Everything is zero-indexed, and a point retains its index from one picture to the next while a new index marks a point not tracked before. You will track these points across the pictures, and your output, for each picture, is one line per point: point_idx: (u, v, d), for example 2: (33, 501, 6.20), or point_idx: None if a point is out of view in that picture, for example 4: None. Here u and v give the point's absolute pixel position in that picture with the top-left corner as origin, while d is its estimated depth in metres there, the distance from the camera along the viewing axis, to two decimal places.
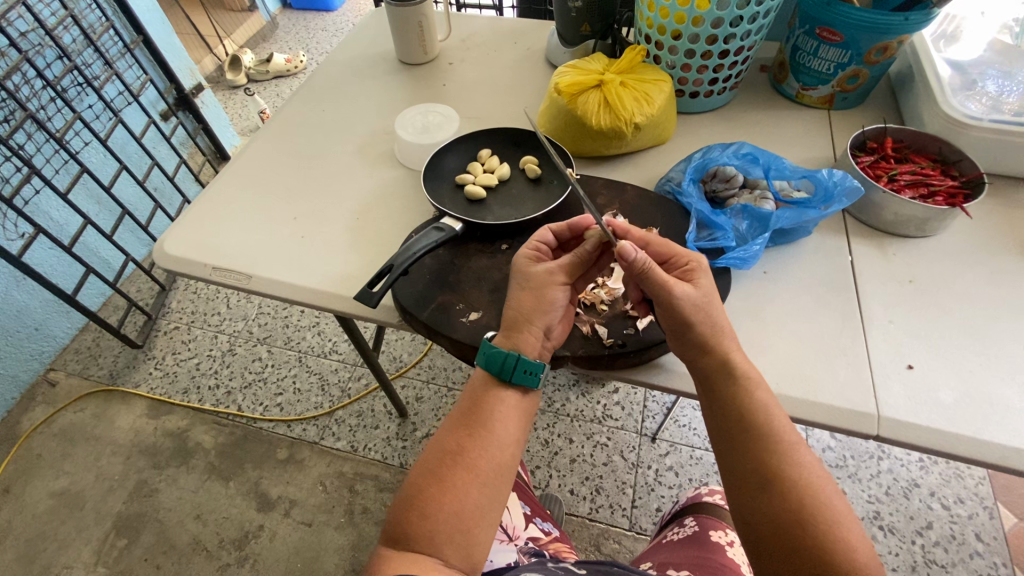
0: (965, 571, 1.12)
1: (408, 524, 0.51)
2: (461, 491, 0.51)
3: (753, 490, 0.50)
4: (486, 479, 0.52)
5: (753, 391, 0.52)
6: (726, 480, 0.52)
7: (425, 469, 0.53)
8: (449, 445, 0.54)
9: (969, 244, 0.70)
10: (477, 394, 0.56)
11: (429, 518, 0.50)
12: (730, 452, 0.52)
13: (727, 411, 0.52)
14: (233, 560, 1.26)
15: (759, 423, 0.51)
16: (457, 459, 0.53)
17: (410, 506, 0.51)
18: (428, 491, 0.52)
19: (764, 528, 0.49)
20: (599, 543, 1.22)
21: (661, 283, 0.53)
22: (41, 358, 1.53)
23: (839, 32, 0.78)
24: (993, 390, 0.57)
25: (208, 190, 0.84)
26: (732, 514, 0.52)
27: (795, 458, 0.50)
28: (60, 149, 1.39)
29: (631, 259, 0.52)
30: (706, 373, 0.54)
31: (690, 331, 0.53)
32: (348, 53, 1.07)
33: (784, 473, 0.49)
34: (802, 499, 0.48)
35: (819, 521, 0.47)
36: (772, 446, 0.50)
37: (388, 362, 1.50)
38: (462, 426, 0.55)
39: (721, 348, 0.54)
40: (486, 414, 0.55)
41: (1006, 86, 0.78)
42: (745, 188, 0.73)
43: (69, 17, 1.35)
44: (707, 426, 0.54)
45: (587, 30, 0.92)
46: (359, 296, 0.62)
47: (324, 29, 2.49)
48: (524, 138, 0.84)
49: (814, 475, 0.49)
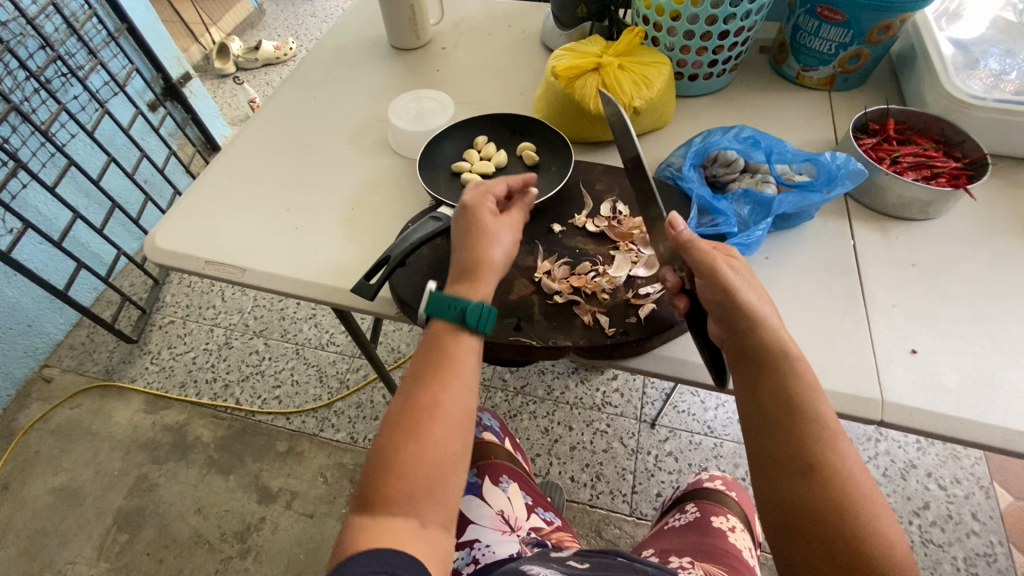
0: (961, 550, 1.13)
1: (385, 485, 0.47)
2: (438, 443, 0.49)
3: (792, 476, 0.48)
4: (458, 428, 0.50)
5: (802, 375, 0.51)
6: (761, 464, 0.51)
7: (396, 427, 0.49)
8: (420, 398, 0.51)
9: (971, 227, 0.70)
10: (436, 343, 0.54)
11: (409, 476, 0.47)
12: (770, 434, 0.50)
13: (771, 393, 0.51)
14: (235, 552, 1.26)
15: (806, 408, 0.49)
16: (430, 410, 0.50)
17: (386, 467, 0.47)
18: (405, 448, 0.48)
19: (799, 516, 0.48)
20: (600, 528, 1.23)
21: (706, 254, 0.53)
22: (35, 355, 1.51)
23: (840, 11, 0.76)
24: (996, 373, 0.57)
25: (199, 181, 0.82)
26: (761, 496, 0.51)
27: (839, 445, 0.48)
28: (46, 143, 1.36)
29: (681, 230, 0.54)
30: (754, 352, 0.52)
31: (736, 306, 0.52)
32: (338, 39, 1.04)
33: (826, 460, 0.48)
34: (843, 488, 0.47)
35: (858, 511, 0.46)
36: (817, 433, 0.49)
37: (386, 353, 1.50)
38: (426, 377, 0.52)
39: (769, 326, 0.52)
40: (451, 362, 0.53)
41: (1008, 65, 0.76)
42: (746, 172, 0.71)
43: (51, 5, 1.31)
44: (745, 406, 0.52)
45: (583, 12, 0.90)
46: (356, 288, 0.61)
47: (313, 15, 2.44)
48: (521, 123, 0.82)
49: (856, 464, 0.48)
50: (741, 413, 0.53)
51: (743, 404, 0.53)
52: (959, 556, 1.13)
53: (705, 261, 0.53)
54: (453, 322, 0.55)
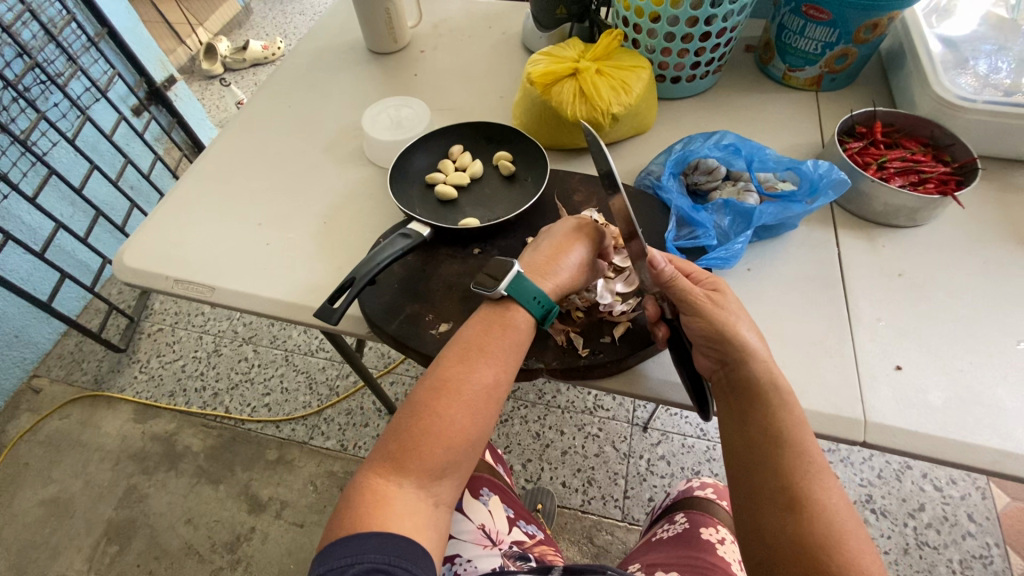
0: (956, 552, 1.12)
1: (421, 454, 0.49)
2: (475, 426, 0.51)
3: (776, 509, 0.47)
4: (495, 411, 0.53)
5: (791, 409, 0.50)
6: (746, 496, 0.49)
7: (441, 396, 0.51)
8: (470, 378, 0.52)
9: (960, 233, 0.67)
10: (494, 321, 0.55)
11: (445, 449, 0.49)
12: (755, 466, 0.49)
13: (759, 426, 0.49)
14: (226, 563, 1.25)
15: (796, 438, 0.49)
16: (478, 394, 0.51)
17: (422, 433, 0.49)
18: (445, 421, 0.50)
19: (782, 550, 0.46)
20: (592, 534, 1.22)
21: (691, 292, 0.52)
22: (24, 366, 1.50)
23: (826, 10, 0.74)
24: (983, 390, 0.55)
25: (169, 196, 0.80)
26: (745, 529, 0.49)
27: (825, 481, 0.47)
28: (26, 152, 1.34)
29: (660, 269, 0.52)
30: (744, 384, 0.51)
31: (726, 342, 0.51)
32: (315, 44, 1.02)
33: (812, 496, 0.46)
34: (829, 526, 0.45)
35: (844, 550, 0.44)
36: (805, 465, 0.48)
37: (376, 359, 1.48)
38: (478, 355, 0.53)
39: (760, 359, 0.51)
40: (503, 344, 0.54)
41: (999, 63, 0.74)
42: (727, 181, 0.70)
43: (27, 12, 1.29)
44: (731, 438, 0.52)
45: (562, 13, 0.87)
46: (320, 312, 0.59)
47: (301, 13, 2.40)
48: (498, 131, 0.80)
49: (841, 501, 0.47)
50: (728, 445, 0.52)
51: (730, 436, 0.52)
52: (955, 559, 1.11)
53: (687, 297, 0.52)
54: (522, 307, 0.56)
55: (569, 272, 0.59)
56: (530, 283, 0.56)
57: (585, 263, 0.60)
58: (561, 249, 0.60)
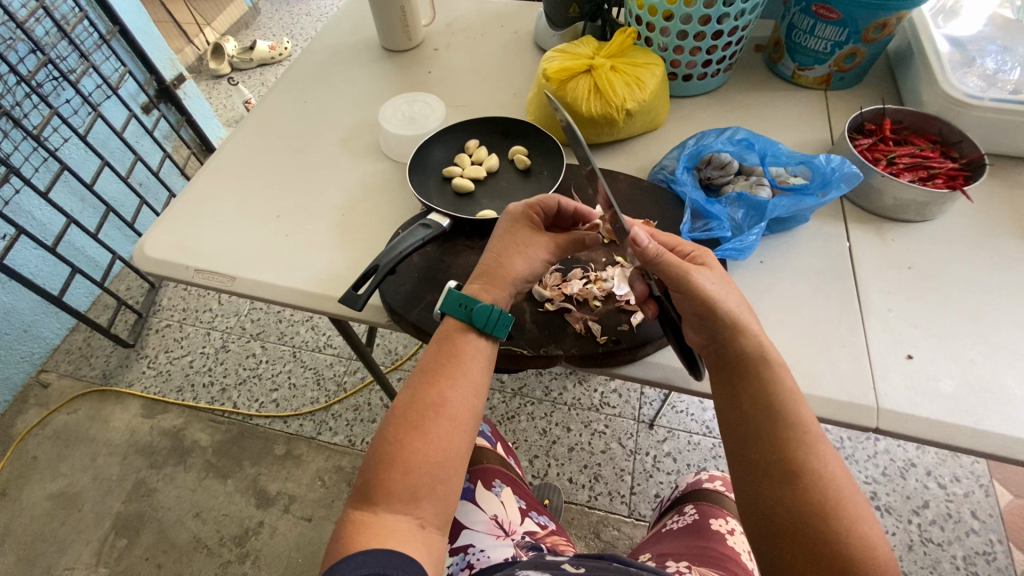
0: (960, 549, 1.13)
1: (386, 482, 0.48)
2: (437, 445, 0.50)
3: (773, 481, 0.48)
4: (460, 427, 0.52)
5: (783, 380, 0.51)
6: (744, 470, 0.50)
7: (398, 425, 0.51)
8: (421, 400, 0.52)
9: (968, 228, 0.69)
10: (439, 344, 0.56)
11: (408, 473, 0.48)
12: (752, 439, 0.50)
13: (754, 399, 0.50)
14: (234, 557, 1.26)
15: (789, 410, 0.49)
16: (433, 414, 0.51)
17: (384, 461, 0.49)
18: (411, 449, 0.49)
19: (781, 521, 0.47)
20: (599, 530, 1.23)
21: (678, 267, 0.52)
22: (32, 360, 1.51)
23: (836, 9, 0.75)
24: (993, 378, 0.56)
25: (188, 188, 0.82)
26: (744, 503, 0.50)
27: (820, 450, 0.48)
28: (39, 148, 1.35)
29: (645, 245, 0.52)
30: (736, 358, 0.52)
31: (715, 315, 0.52)
32: (329, 42, 1.03)
33: (809, 466, 0.47)
34: (825, 494, 0.46)
35: (841, 516, 0.46)
36: (798, 436, 0.49)
37: (383, 356, 1.49)
38: (427, 378, 0.53)
39: (750, 333, 0.52)
40: (454, 363, 0.54)
41: (1006, 63, 0.75)
42: (740, 175, 0.71)
43: (41, 9, 1.30)
44: (727, 412, 0.53)
45: (575, 12, 0.89)
46: (344, 298, 0.61)
47: (307, 14, 2.42)
48: (514, 127, 0.81)
49: (837, 467, 0.48)
50: (723, 419, 0.53)
51: (725, 411, 0.53)
52: (959, 555, 1.12)
53: (674, 272, 0.52)
54: (456, 319, 0.56)
55: (516, 261, 0.58)
56: (455, 294, 0.56)
57: (531, 246, 0.59)
58: (501, 241, 0.59)
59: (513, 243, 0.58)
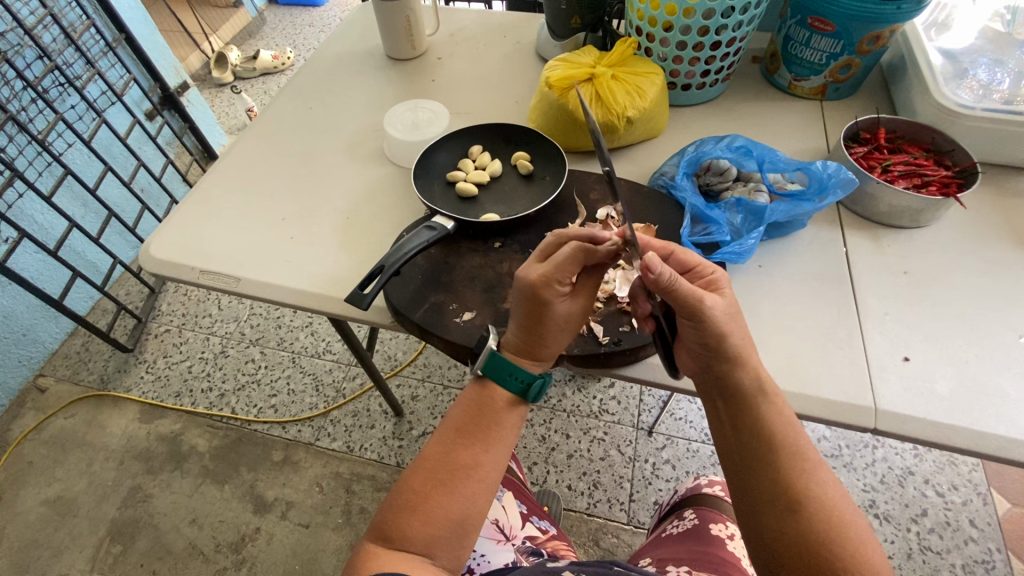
0: (960, 558, 1.13)
1: (406, 526, 0.51)
2: (457, 501, 0.52)
3: (776, 512, 0.49)
4: (484, 488, 0.54)
5: (779, 410, 0.52)
6: (745, 502, 0.51)
7: (428, 475, 0.53)
8: (453, 458, 0.54)
9: (962, 235, 0.70)
10: (476, 403, 0.56)
11: (425, 523, 0.51)
12: (753, 471, 0.50)
13: (749, 431, 0.51)
14: (230, 563, 1.25)
15: (786, 440, 0.50)
16: (463, 473, 0.53)
17: (407, 506, 0.52)
18: (430, 503, 0.52)
19: (787, 552, 0.48)
20: (598, 537, 1.22)
21: (690, 292, 0.51)
22: (30, 365, 1.50)
23: (831, 22, 0.77)
24: (989, 380, 0.57)
25: (194, 192, 0.83)
26: (748, 535, 0.51)
27: (819, 476, 0.49)
28: (43, 152, 1.36)
29: (658, 272, 0.49)
30: (733, 390, 0.52)
31: (720, 348, 0.51)
32: (335, 50, 1.05)
33: (809, 494, 0.48)
34: (829, 523, 0.47)
35: (845, 541, 0.47)
36: (796, 466, 0.49)
37: (382, 361, 1.49)
38: (460, 435, 0.55)
39: (749, 365, 0.52)
40: (482, 423, 0.55)
41: (998, 74, 0.77)
42: (739, 181, 0.73)
43: (49, 16, 1.31)
44: (726, 443, 0.53)
45: (577, 23, 0.91)
46: (350, 297, 0.62)
47: (310, 25, 2.45)
48: (516, 133, 0.83)
49: (837, 494, 0.49)
50: (722, 449, 0.54)
51: (725, 444, 0.53)
52: (958, 564, 1.12)
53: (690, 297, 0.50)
54: (504, 390, 0.56)
55: (558, 339, 0.56)
56: (503, 360, 0.56)
57: (570, 320, 0.55)
58: (538, 323, 0.54)
59: (549, 325, 0.54)
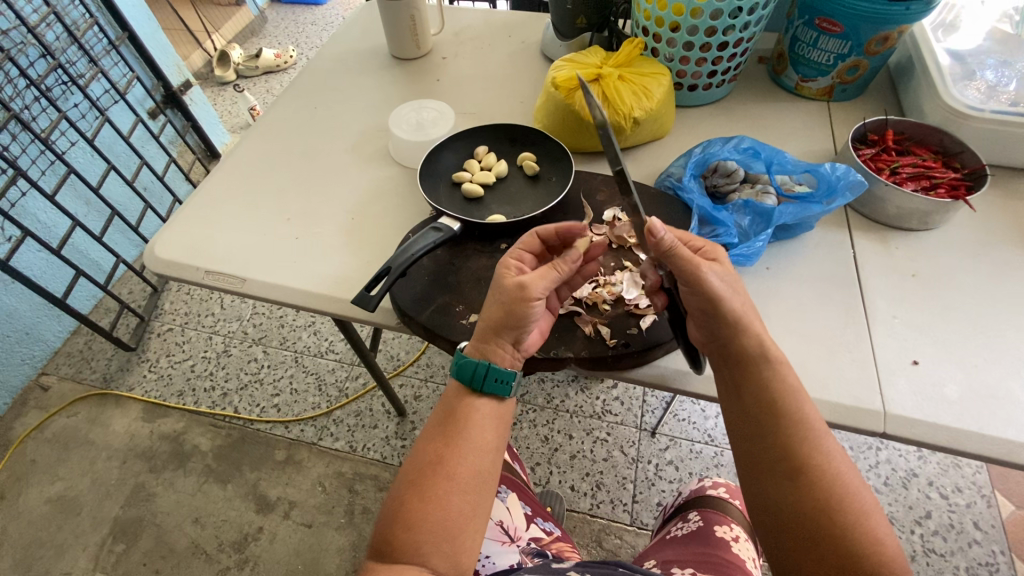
0: (964, 560, 1.13)
1: (392, 537, 0.50)
2: (436, 501, 0.51)
3: (777, 478, 0.49)
4: (462, 484, 0.52)
5: (785, 379, 0.51)
6: (749, 466, 0.52)
7: (405, 484, 0.53)
8: (426, 459, 0.53)
9: (971, 237, 0.70)
10: (443, 405, 0.56)
11: (409, 529, 0.50)
12: (755, 437, 0.51)
13: (754, 400, 0.51)
14: (233, 562, 1.25)
15: (789, 408, 0.50)
16: (435, 472, 0.52)
17: (391, 517, 0.51)
18: (411, 508, 0.51)
19: (787, 515, 0.49)
20: (601, 538, 1.22)
21: (690, 259, 0.51)
22: (32, 363, 1.50)
23: (839, 23, 0.77)
24: (999, 384, 0.57)
25: (198, 192, 0.82)
26: (753, 498, 0.52)
27: (824, 445, 0.49)
28: (46, 151, 1.35)
29: (659, 237, 0.51)
30: (737, 356, 0.52)
31: (720, 311, 0.51)
32: (339, 49, 1.05)
33: (812, 462, 0.48)
34: (829, 491, 0.47)
35: (844, 510, 0.47)
36: (800, 434, 0.49)
37: (385, 361, 1.49)
38: (431, 437, 0.54)
39: (752, 331, 0.51)
40: (451, 421, 0.55)
41: (1005, 76, 0.77)
42: (746, 182, 0.72)
43: (53, 14, 1.30)
44: (732, 409, 0.53)
45: (582, 23, 0.91)
46: (357, 299, 0.62)
47: (313, 23, 2.45)
48: (523, 134, 0.83)
49: (841, 462, 0.49)
50: (729, 415, 0.54)
51: (730, 410, 0.54)
52: (962, 566, 1.12)
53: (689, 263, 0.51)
54: (457, 383, 0.56)
55: (494, 310, 0.55)
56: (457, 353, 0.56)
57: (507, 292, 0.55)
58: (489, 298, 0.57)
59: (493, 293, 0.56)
